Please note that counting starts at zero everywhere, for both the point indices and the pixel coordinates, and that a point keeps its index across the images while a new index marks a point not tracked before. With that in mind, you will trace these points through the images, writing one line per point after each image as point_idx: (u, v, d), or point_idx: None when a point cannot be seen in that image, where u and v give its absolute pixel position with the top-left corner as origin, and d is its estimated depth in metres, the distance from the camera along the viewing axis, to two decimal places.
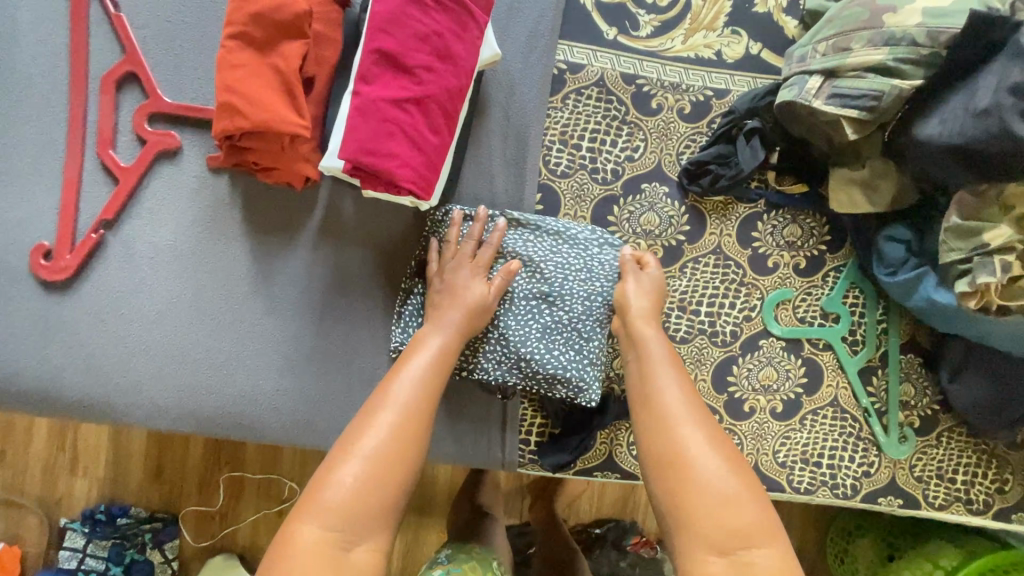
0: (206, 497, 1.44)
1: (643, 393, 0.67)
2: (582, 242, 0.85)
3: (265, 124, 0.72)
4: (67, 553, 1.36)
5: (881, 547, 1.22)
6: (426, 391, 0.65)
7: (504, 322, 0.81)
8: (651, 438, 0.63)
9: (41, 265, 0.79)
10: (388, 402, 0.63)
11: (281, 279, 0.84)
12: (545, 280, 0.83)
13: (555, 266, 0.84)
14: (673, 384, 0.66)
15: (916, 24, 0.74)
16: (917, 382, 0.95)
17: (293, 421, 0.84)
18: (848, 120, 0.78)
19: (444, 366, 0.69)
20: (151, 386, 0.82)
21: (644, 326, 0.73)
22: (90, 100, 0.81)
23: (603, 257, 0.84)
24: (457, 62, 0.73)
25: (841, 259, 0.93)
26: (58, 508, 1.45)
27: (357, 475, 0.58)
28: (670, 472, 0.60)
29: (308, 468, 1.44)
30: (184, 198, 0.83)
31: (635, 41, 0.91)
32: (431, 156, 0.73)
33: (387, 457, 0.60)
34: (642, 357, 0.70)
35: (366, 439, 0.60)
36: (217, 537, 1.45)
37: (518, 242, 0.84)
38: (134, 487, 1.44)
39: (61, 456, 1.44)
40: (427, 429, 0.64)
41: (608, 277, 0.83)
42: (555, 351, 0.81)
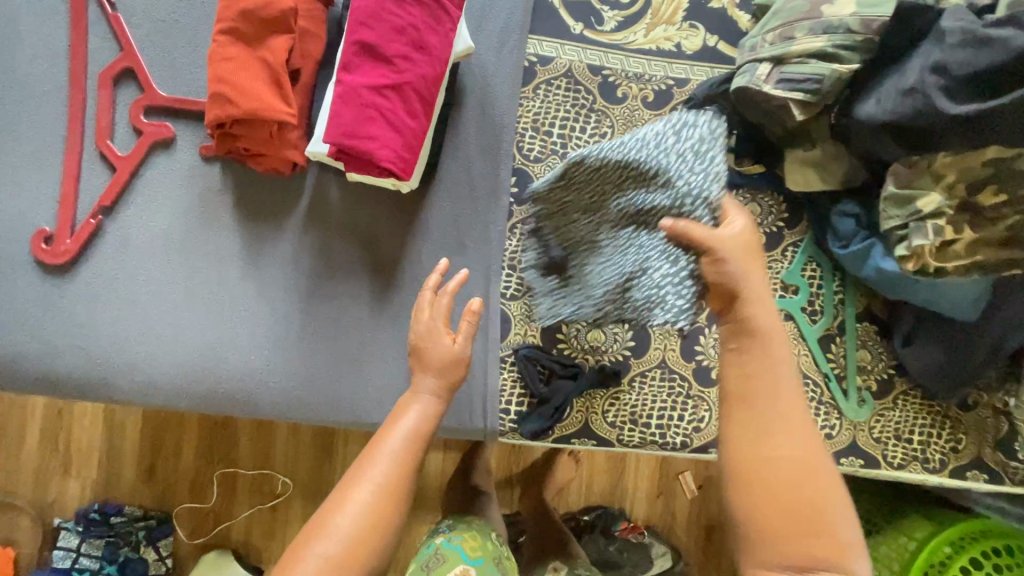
0: (199, 495, 1.47)
1: (745, 394, 0.63)
2: (657, 141, 0.73)
3: (255, 111, 0.77)
4: (60, 553, 1.39)
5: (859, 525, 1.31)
6: (398, 471, 0.69)
7: (614, 265, 0.79)
8: (740, 442, 0.62)
9: (42, 249, 0.84)
10: (362, 485, 0.67)
11: (272, 261, 0.89)
12: (631, 202, 0.75)
13: (636, 179, 0.74)
14: (788, 396, 0.63)
15: (850, 13, 0.82)
16: (873, 349, 1.01)
17: (284, 396, 0.88)
18: (794, 102, 0.85)
19: (417, 444, 0.71)
20: (148, 364, 0.86)
21: (753, 310, 0.65)
22: (89, 95, 0.86)
23: (688, 146, 0.71)
24: (433, 52, 0.79)
25: (799, 234, 1.00)
26: (53, 509, 1.47)
27: (324, 555, 0.64)
28: (764, 486, 0.60)
29: (301, 461, 1.47)
30: (178, 186, 0.88)
31: (600, 35, 0.98)
32: (410, 139, 0.78)
33: (358, 538, 0.65)
34: (744, 349, 0.65)
35: (338, 520, 0.65)
36: (212, 534, 1.48)
37: (595, 175, 0.78)
38: (128, 487, 1.47)
39: (54, 456, 1.47)
40: (399, 511, 0.68)
41: (697, 165, 0.70)
42: (656, 271, 0.73)
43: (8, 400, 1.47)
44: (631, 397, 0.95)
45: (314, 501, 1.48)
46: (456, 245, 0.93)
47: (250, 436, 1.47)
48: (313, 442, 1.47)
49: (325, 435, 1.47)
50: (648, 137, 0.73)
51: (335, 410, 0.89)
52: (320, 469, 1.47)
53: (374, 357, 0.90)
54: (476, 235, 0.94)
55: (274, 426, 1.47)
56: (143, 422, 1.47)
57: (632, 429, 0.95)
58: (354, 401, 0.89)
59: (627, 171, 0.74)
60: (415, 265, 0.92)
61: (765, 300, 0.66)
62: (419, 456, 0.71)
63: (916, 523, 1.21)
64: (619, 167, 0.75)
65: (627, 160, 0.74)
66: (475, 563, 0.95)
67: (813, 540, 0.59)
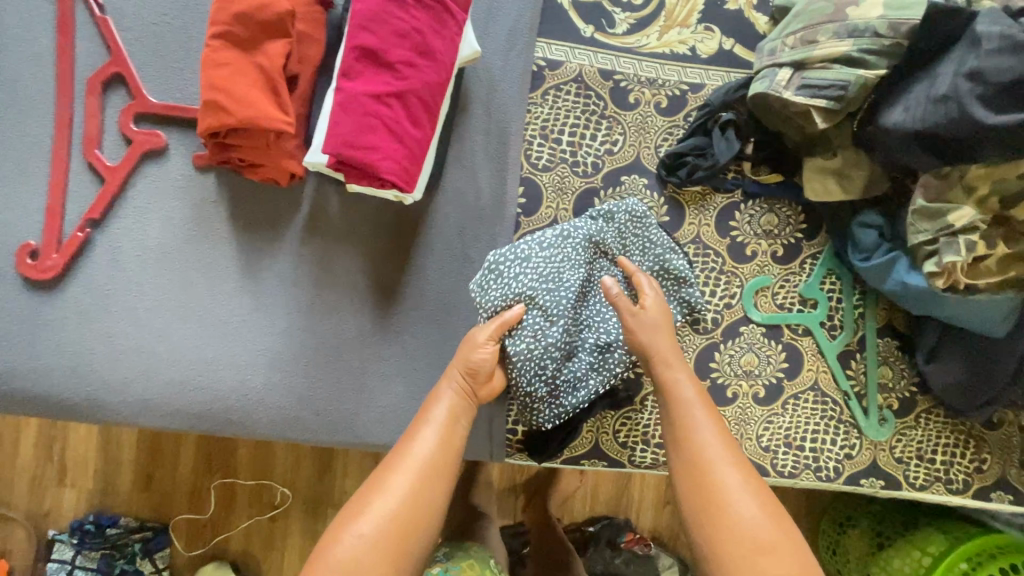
0: (197, 506, 1.44)
1: (674, 429, 0.72)
2: (537, 254, 0.82)
3: (251, 120, 0.73)
4: (56, 565, 1.37)
5: (872, 537, 1.26)
6: (437, 457, 0.71)
7: (567, 364, 0.83)
8: (687, 478, 0.69)
9: (28, 264, 0.80)
10: (401, 467, 0.69)
11: (269, 275, 0.86)
12: (553, 307, 0.80)
13: (536, 284, 0.81)
14: (704, 428, 0.70)
15: (877, 15, 0.77)
16: (895, 365, 0.97)
17: (282, 415, 0.85)
18: (817, 110, 0.82)
19: (454, 432, 0.73)
20: (140, 384, 0.82)
21: (677, 370, 0.75)
22: (77, 101, 0.82)
23: (543, 257, 0.82)
24: (438, 57, 0.75)
25: (818, 246, 0.96)
26: (46, 520, 1.44)
27: (363, 534, 0.65)
28: (715, 520, 0.65)
29: (301, 471, 1.43)
30: (170, 197, 0.84)
31: (612, 38, 0.93)
32: (413, 150, 0.74)
33: (394, 521, 0.66)
34: (677, 405, 0.73)
35: (378, 500, 0.67)
36: (210, 545, 1.44)
37: (530, 270, 0.82)
38: (124, 497, 1.44)
39: (50, 466, 1.43)
40: (440, 491, 0.69)
41: (549, 283, 0.81)
42: (593, 359, 0.85)
43: None
44: (643, 416, 0.93)
45: (314, 513, 1.44)
46: (461, 258, 0.89)
47: (249, 447, 1.44)
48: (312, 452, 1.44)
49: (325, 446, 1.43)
50: (525, 254, 0.82)
51: (334, 431, 0.86)
52: (320, 480, 1.44)
53: (377, 374, 0.87)
54: (482, 246, 0.90)
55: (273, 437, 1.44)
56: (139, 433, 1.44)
57: (644, 449, 0.92)
58: (356, 420, 0.86)
59: (538, 284, 0.81)
60: (419, 279, 0.88)
61: (671, 356, 0.76)
62: (458, 443, 0.73)
63: (930, 537, 1.17)
64: (533, 275, 0.81)
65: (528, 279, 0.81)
66: None
67: (767, 563, 0.63)
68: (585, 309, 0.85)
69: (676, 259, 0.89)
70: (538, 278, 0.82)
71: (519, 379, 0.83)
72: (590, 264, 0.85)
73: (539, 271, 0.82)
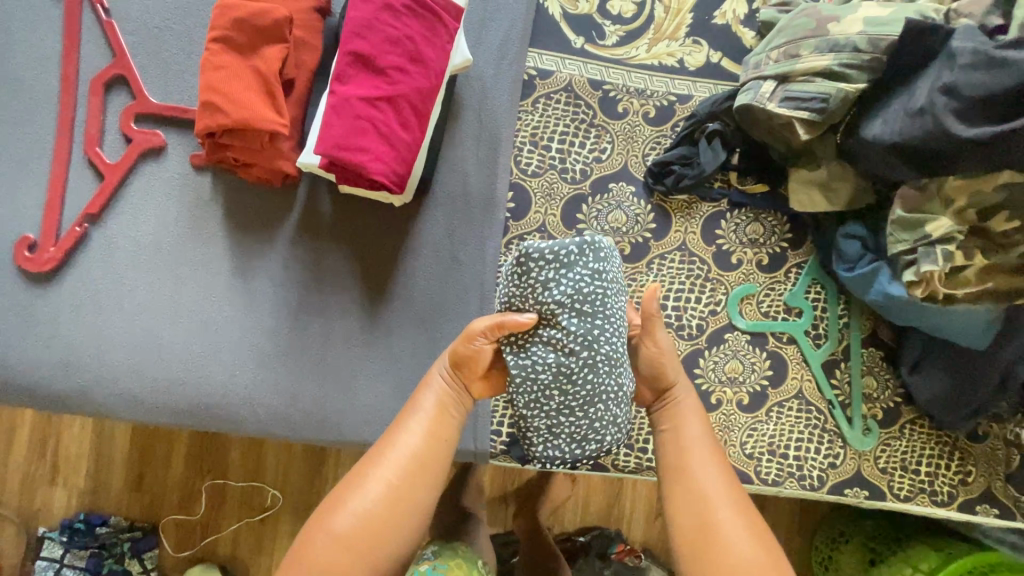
0: (188, 507, 1.44)
1: (676, 461, 0.76)
2: (573, 267, 0.74)
3: (246, 121, 0.76)
4: (43, 563, 1.37)
5: (863, 552, 1.27)
6: (418, 454, 0.73)
7: (575, 399, 0.77)
8: (685, 513, 0.72)
9: (25, 257, 0.82)
10: (383, 462, 0.73)
11: (261, 274, 0.87)
12: (575, 333, 0.75)
13: (567, 305, 0.74)
14: (706, 464, 0.75)
15: (857, 31, 0.80)
16: (880, 375, 0.98)
17: (270, 413, 0.86)
18: (799, 121, 0.84)
19: (437, 430, 0.75)
20: (130, 379, 0.84)
21: (686, 412, 0.79)
22: (80, 101, 0.85)
23: (579, 275, 0.74)
24: (428, 64, 0.77)
25: (803, 256, 0.97)
26: (37, 518, 1.44)
27: (343, 528, 0.69)
28: (709, 554, 0.69)
29: (291, 475, 1.44)
30: (166, 195, 0.86)
31: (602, 50, 0.96)
32: (403, 152, 0.76)
33: (371, 516, 0.70)
34: (679, 443, 0.77)
35: (357, 495, 0.71)
36: (199, 547, 1.44)
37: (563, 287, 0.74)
38: (115, 496, 1.44)
39: (43, 463, 1.44)
40: (418, 489, 0.72)
41: (577, 306, 0.74)
42: (605, 401, 0.78)
43: None
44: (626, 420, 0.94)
45: (303, 516, 1.45)
46: (449, 260, 0.91)
47: (241, 447, 1.44)
48: (304, 455, 1.44)
49: (317, 449, 1.44)
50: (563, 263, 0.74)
51: (321, 428, 0.87)
52: (311, 484, 1.44)
53: (364, 374, 0.88)
54: (471, 250, 0.91)
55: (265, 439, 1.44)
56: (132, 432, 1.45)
57: (627, 454, 0.94)
58: (342, 418, 0.87)
59: (571, 301, 0.74)
60: (408, 281, 0.90)
61: (686, 396, 0.81)
62: (440, 441, 0.75)
63: (922, 553, 1.17)
64: (565, 293, 0.74)
65: (558, 292, 0.74)
66: None
67: None
68: (616, 347, 0.76)
69: (646, 276, 0.95)
70: (570, 296, 0.74)
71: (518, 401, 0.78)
72: (620, 297, 0.78)
73: (574, 290, 0.74)
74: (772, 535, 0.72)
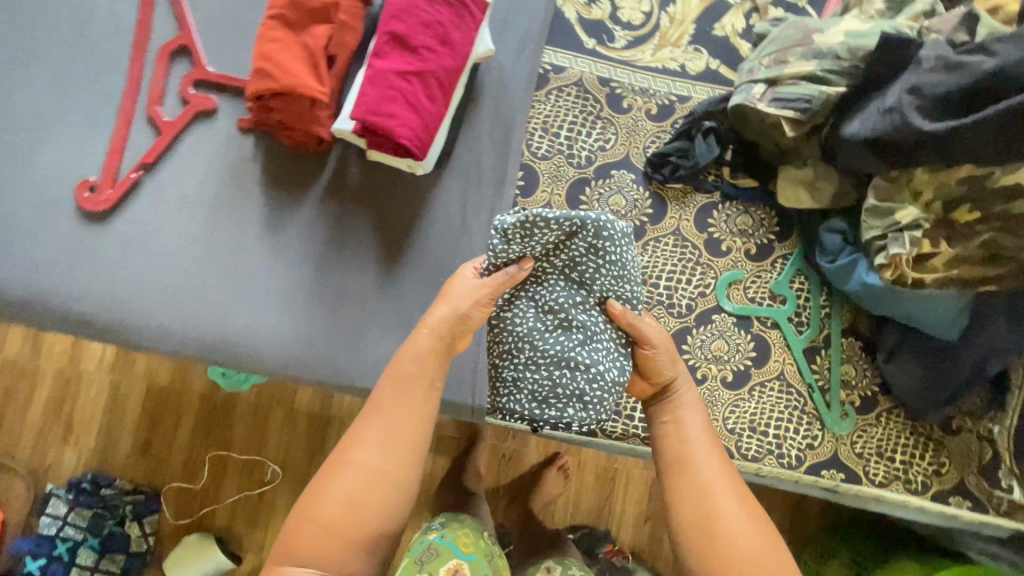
0: (191, 475, 1.50)
1: (681, 458, 0.79)
2: (571, 240, 0.81)
3: (293, 87, 0.87)
4: (47, 519, 1.42)
5: (851, 567, 1.30)
6: (392, 435, 0.75)
7: (544, 360, 0.82)
8: (689, 507, 0.76)
9: (85, 196, 0.92)
10: (363, 445, 0.74)
11: (291, 227, 0.96)
12: (557, 294, 0.82)
13: (561, 269, 0.83)
14: (708, 456, 0.79)
15: (839, 41, 0.89)
16: (858, 364, 1.03)
17: (287, 355, 0.93)
18: (786, 120, 0.92)
19: (404, 409, 0.76)
20: (162, 313, 0.92)
21: (685, 406, 0.83)
22: (147, 65, 0.96)
23: (575, 246, 0.81)
24: (455, 47, 0.88)
25: (789, 248, 1.05)
26: (46, 475, 1.51)
27: (330, 513, 0.71)
28: (714, 544, 0.74)
29: (293, 450, 1.50)
30: (213, 151, 0.96)
31: (611, 51, 1.07)
32: (427, 122, 0.86)
33: (355, 500, 0.72)
34: (681, 437, 0.81)
35: (340, 480, 0.73)
36: (196, 516, 1.49)
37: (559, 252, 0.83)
38: (122, 460, 1.51)
39: (57, 422, 1.51)
40: (394, 470, 0.74)
41: (566, 270, 0.83)
42: (573, 372, 0.81)
43: (20, 364, 1.52)
44: None
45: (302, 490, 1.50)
46: (460, 228, 0.99)
47: (249, 416, 1.51)
48: (307, 429, 1.51)
49: (320, 425, 1.51)
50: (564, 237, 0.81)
51: (332, 372, 0.94)
52: (311, 461, 1.50)
53: (375, 326, 0.96)
54: (481, 220, 1.00)
55: (271, 413, 1.51)
56: (145, 398, 1.52)
57: (616, 420, 1.03)
58: (352, 365, 0.94)
59: (565, 265, 0.83)
60: (422, 245, 0.98)
61: (687, 394, 0.84)
62: (409, 419, 0.76)
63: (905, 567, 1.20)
64: (560, 258, 0.82)
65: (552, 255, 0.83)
66: (469, 557, 0.93)
67: None
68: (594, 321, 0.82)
69: (641, 256, 1.03)
70: (565, 262, 0.83)
71: (500, 357, 0.85)
72: (617, 284, 0.82)
73: (571, 258, 0.82)
74: (770, 522, 0.77)
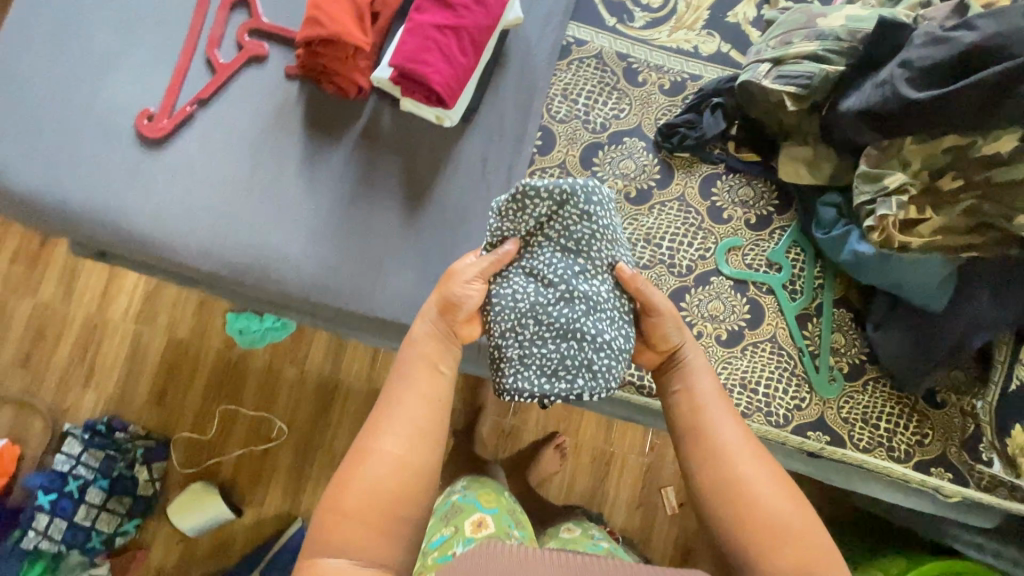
0: (200, 426, 1.55)
1: (697, 425, 0.80)
2: (564, 209, 0.85)
3: (338, 34, 0.98)
4: (61, 457, 1.45)
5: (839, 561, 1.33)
6: (415, 423, 0.77)
7: (549, 332, 0.82)
8: (713, 470, 0.75)
9: (144, 123, 1.01)
10: (386, 433, 0.76)
11: (325, 166, 1.05)
12: (554, 265, 0.84)
13: (555, 241, 0.85)
14: (725, 419, 0.79)
15: (840, 25, 0.97)
16: (848, 334, 1.08)
17: (313, 282, 1.01)
18: (788, 95, 1.00)
19: (423, 397, 0.80)
20: (203, 233, 1.00)
21: (697, 372, 0.84)
22: (210, 13, 1.06)
23: (568, 216, 0.85)
24: (489, 8, 0.98)
25: (787, 220, 1.11)
26: (65, 416, 1.55)
27: (357, 503, 0.71)
28: (745, 506, 0.72)
29: (300, 409, 1.55)
30: (262, 92, 1.05)
31: (630, 30, 1.16)
32: (458, 73, 0.97)
33: (382, 488, 0.72)
34: (696, 402, 0.81)
35: (363, 469, 0.73)
36: (202, 467, 1.55)
37: (551, 224, 0.85)
38: (138, 407, 1.56)
39: (79, 365, 1.56)
40: (418, 458, 0.75)
41: (563, 241, 0.85)
42: (579, 340, 0.82)
43: (47, 308, 1.56)
44: None
45: (305, 447, 1.55)
46: (480, 180, 1.07)
47: (263, 368, 1.56)
48: (317, 387, 1.56)
49: (329, 387, 1.56)
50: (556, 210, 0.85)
51: (353, 301, 1.02)
52: (318, 421, 1.55)
53: (394, 261, 1.03)
54: (499, 174, 1.08)
55: (282, 372, 1.56)
56: (164, 348, 1.56)
57: None
58: (371, 296, 1.02)
59: (558, 236, 0.85)
60: (443, 192, 1.06)
61: (698, 363, 0.86)
62: (427, 407, 0.79)
63: (894, 561, 1.21)
64: (553, 230, 0.85)
65: (546, 230, 0.85)
66: (490, 511, 0.94)
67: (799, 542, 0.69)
68: (594, 290, 0.83)
69: (646, 219, 1.09)
70: (558, 233, 0.85)
71: (500, 334, 0.84)
72: (610, 249, 0.86)
73: (564, 228, 0.84)
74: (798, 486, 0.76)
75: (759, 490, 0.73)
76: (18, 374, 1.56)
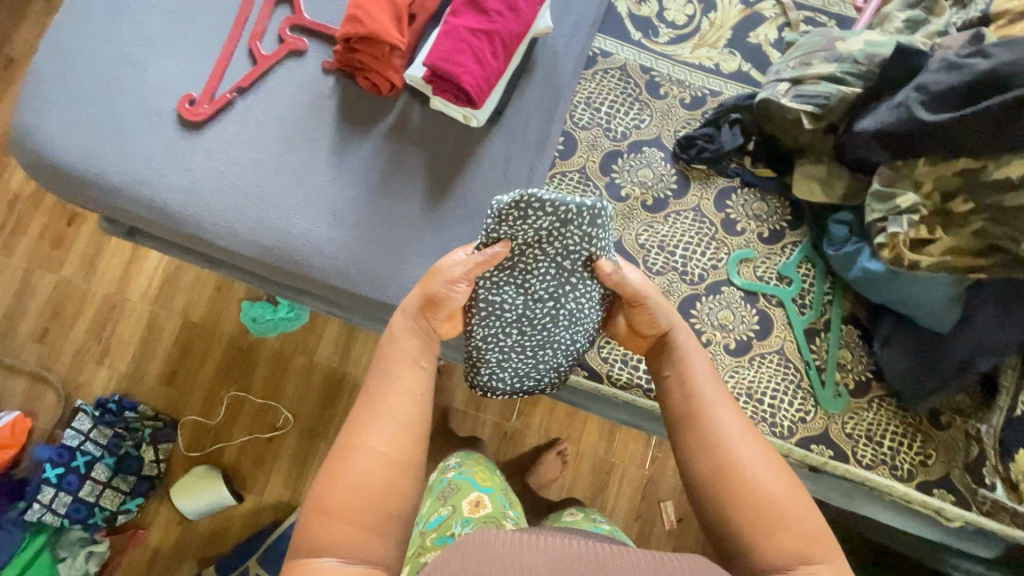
0: (208, 410, 1.57)
1: (690, 411, 0.80)
2: (566, 227, 0.84)
3: (377, 33, 1.03)
4: (71, 432, 1.47)
5: None
6: (399, 418, 0.77)
7: (528, 342, 0.92)
8: (708, 456, 0.76)
9: (185, 107, 1.06)
10: (371, 429, 0.75)
11: (354, 156, 1.09)
12: (546, 283, 0.88)
13: (548, 257, 0.86)
14: (718, 402, 0.80)
15: (858, 48, 1.01)
16: (855, 351, 1.10)
17: (334, 268, 1.05)
18: (806, 114, 1.03)
19: (407, 391, 0.80)
20: (230, 213, 1.04)
21: (691, 355, 0.85)
22: (255, 7, 1.12)
23: (567, 240, 0.85)
24: (521, 15, 1.03)
25: (799, 236, 1.13)
26: (77, 391, 1.58)
27: (343, 501, 0.71)
28: (741, 491, 0.73)
29: (308, 398, 1.58)
30: (299, 84, 1.10)
31: (654, 44, 1.20)
32: (489, 74, 1.01)
33: (368, 486, 0.72)
34: (688, 387, 0.82)
35: (349, 467, 0.72)
36: (206, 452, 1.57)
37: (547, 240, 0.85)
38: (148, 387, 1.58)
39: (95, 342, 1.59)
40: (404, 453, 0.75)
41: (557, 258, 0.86)
42: (552, 350, 0.94)
43: (69, 285, 1.60)
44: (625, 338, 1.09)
45: (310, 437, 1.56)
46: (501, 179, 1.10)
47: (274, 355, 1.59)
48: (325, 377, 1.58)
49: (337, 379, 1.58)
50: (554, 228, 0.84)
51: (373, 289, 1.05)
52: (324, 411, 1.57)
53: (414, 253, 1.06)
54: (520, 175, 1.11)
55: (292, 361, 1.59)
56: (180, 331, 1.60)
57: (621, 368, 1.08)
58: (390, 284, 1.05)
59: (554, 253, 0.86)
60: (465, 189, 1.09)
61: (692, 349, 0.86)
62: (412, 401, 0.79)
63: None
64: (548, 245, 0.85)
65: (542, 243, 0.86)
66: (486, 490, 0.96)
67: (794, 524, 0.70)
68: (579, 309, 0.90)
69: (660, 227, 1.12)
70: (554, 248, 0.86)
71: (485, 335, 0.90)
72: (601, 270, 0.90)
73: (560, 246, 0.86)
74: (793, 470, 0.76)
75: (753, 474, 0.74)
76: (35, 347, 1.59)
